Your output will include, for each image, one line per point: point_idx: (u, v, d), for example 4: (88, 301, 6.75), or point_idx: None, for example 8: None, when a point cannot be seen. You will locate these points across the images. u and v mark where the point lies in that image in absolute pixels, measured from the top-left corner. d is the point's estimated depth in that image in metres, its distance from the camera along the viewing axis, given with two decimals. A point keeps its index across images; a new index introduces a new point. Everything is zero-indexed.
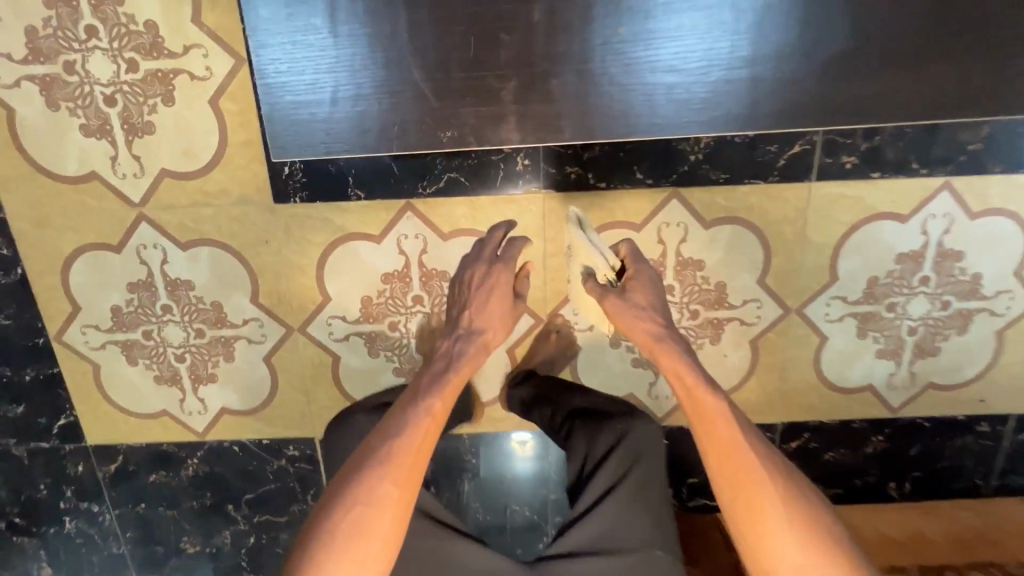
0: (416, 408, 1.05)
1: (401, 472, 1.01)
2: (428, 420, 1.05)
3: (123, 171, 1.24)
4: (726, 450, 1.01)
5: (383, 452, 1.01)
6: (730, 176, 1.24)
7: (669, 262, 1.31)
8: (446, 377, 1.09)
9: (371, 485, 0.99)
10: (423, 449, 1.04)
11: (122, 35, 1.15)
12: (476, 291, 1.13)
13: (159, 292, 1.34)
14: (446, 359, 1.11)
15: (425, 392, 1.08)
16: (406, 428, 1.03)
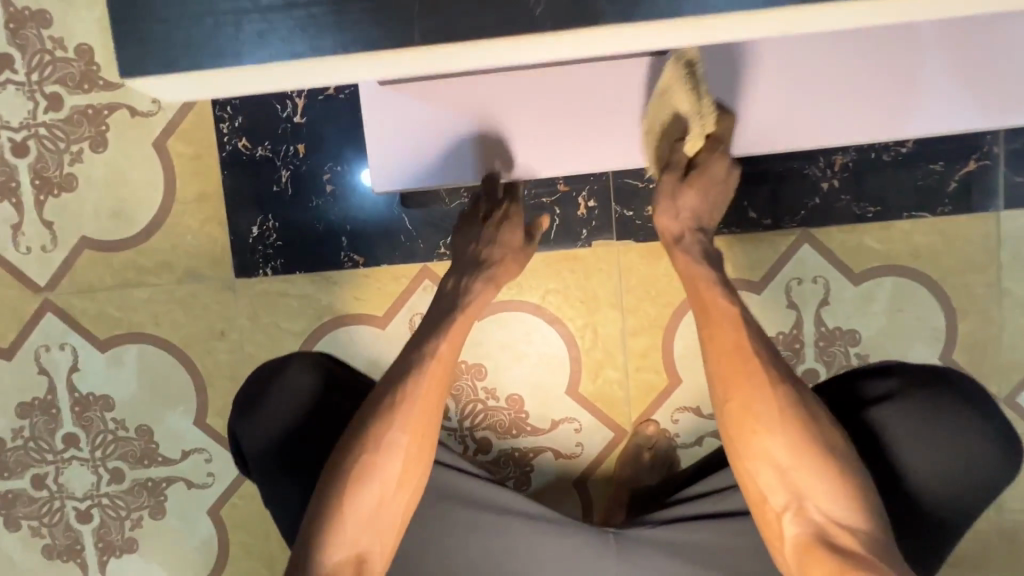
0: (412, 350, 0.65)
1: (413, 435, 0.63)
2: (438, 369, 0.64)
3: (28, 243, 0.89)
4: (730, 381, 0.60)
5: (371, 413, 0.63)
6: (882, 210, 0.87)
7: (807, 335, 0.89)
8: (464, 303, 0.68)
9: (374, 432, 0.62)
10: (430, 404, 0.63)
11: (45, 64, 0.86)
12: (491, 257, 0.70)
13: (61, 415, 0.91)
14: (453, 279, 0.70)
15: (424, 328, 0.67)
16: (405, 377, 0.63)
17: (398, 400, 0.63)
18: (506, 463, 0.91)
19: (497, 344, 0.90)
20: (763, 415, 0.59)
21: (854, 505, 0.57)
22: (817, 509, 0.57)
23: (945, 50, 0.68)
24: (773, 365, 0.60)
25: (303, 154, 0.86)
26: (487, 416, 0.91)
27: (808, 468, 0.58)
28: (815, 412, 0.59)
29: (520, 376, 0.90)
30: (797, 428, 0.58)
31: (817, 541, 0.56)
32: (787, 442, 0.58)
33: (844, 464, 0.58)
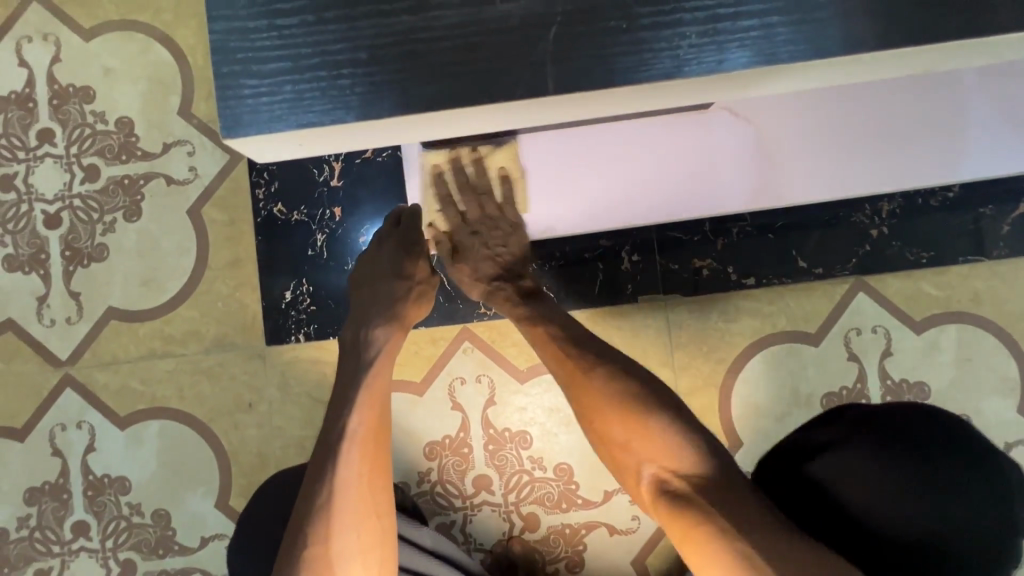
0: (332, 429, 0.58)
1: (360, 509, 0.57)
2: (365, 435, 0.59)
3: (52, 315, 0.86)
4: (570, 373, 0.64)
5: (306, 511, 0.55)
6: (936, 256, 0.84)
7: (872, 389, 0.84)
8: (371, 360, 0.64)
9: (311, 486, 0.56)
10: (368, 441, 0.59)
11: (84, 137, 0.87)
12: (396, 308, 0.68)
13: (72, 501, 0.84)
14: (357, 335, 0.65)
15: (342, 392, 0.61)
16: (329, 465, 0.56)
17: (332, 481, 0.56)
18: (556, 542, 0.83)
19: (543, 410, 0.84)
20: (596, 390, 0.61)
21: (702, 465, 0.56)
22: (660, 475, 0.57)
23: (993, 100, 0.77)
24: (611, 354, 0.64)
25: (339, 217, 0.85)
26: (534, 489, 0.84)
27: (643, 433, 0.58)
28: (667, 394, 0.61)
29: (568, 443, 0.84)
30: (621, 396, 0.60)
31: (669, 501, 0.55)
32: (615, 408, 0.60)
33: (682, 433, 0.58)
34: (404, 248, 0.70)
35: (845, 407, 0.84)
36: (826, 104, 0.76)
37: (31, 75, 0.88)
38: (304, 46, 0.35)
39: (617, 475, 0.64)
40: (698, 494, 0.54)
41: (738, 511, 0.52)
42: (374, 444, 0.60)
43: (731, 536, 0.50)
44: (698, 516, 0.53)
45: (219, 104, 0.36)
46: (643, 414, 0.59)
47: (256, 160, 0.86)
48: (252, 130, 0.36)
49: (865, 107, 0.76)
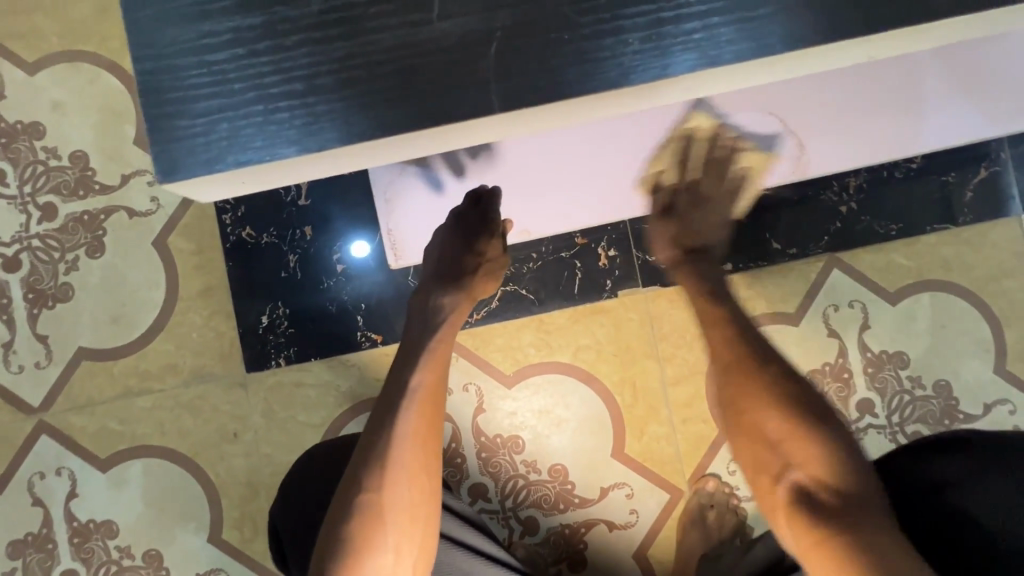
0: (397, 384, 0.63)
1: (413, 465, 0.59)
2: (427, 394, 0.63)
3: (20, 361, 0.83)
4: (741, 372, 0.60)
5: (366, 456, 0.58)
6: (904, 227, 0.86)
7: (853, 363, 0.85)
8: (436, 328, 0.68)
9: (376, 428, 0.60)
10: (430, 397, 0.63)
11: (38, 175, 0.84)
12: (463, 283, 0.71)
13: (58, 550, 0.82)
14: (429, 302, 0.70)
15: (413, 348, 0.66)
16: (391, 415, 0.60)
17: (393, 428, 0.59)
18: (557, 543, 0.83)
19: (533, 412, 0.84)
20: (752, 385, 0.59)
21: (853, 476, 0.53)
22: (806, 482, 0.54)
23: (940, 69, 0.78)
24: (769, 355, 0.61)
25: (310, 236, 0.83)
26: (531, 492, 0.83)
27: (799, 441, 0.55)
28: (808, 394, 0.58)
29: (561, 444, 0.84)
30: (782, 405, 0.57)
31: (807, 512, 0.53)
32: (777, 413, 0.57)
33: (836, 437, 0.55)
34: (479, 223, 0.73)
35: (828, 383, 0.85)
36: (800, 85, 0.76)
37: None
38: (236, 83, 0.40)
39: (744, 471, 0.60)
40: (846, 510, 0.51)
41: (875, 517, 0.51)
42: (434, 406, 0.63)
43: (862, 531, 0.50)
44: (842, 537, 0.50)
45: (155, 151, 0.40)
46: (815, 419, 0.56)
47: None
48: (186, 172, 0.40)
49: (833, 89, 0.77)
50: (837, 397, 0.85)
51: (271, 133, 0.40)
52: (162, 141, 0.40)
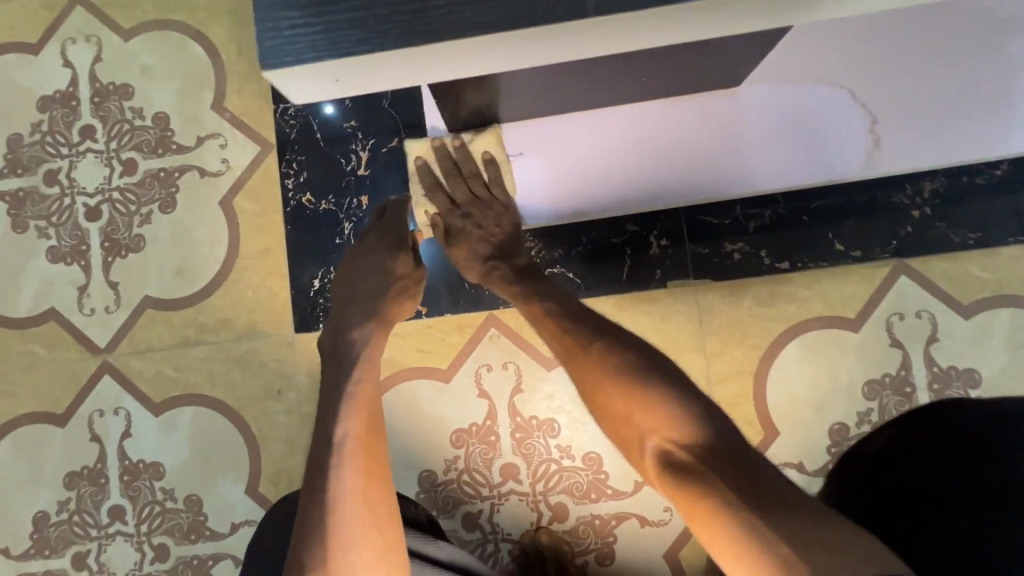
0: (322, 440, 0.55)
1: (362, 523, 0.52)
2: (359, 443, 0.55)
3: (92, 304, 0.88)
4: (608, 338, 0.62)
5: (307, 528, 0.51)
6: (984, 236, 0.80)
7: (917, 377, 0.80)
8: (350, 366, 0.59)
9: (308, 498, 0.52)
10: (359, 447, 0.55)
11: (124, 132, 0.90)
12: (403, 292, 0.68)
13: (109, 485, 0.86)
14: (339, 340, 0.62)
15: (334, 391, 0.58)
16: (321, 483, 0.52)
17: (333, 484, 0.52)
18: (585, 533, 0.81)
19: (571, 398, 0.83)
20: (601, 367, 0.60)
21: (697, 434, 0.53)
22: (663, 445, 0.54)
23: None
24: (617, 333, 0.62)
25: (366, 206, 0.85)
26: (562, 478, 0.82)
27: (641, 401, 0.56)
28: (656, 361, 0.59)
29: (597, 432, 0.82)
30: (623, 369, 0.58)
31: (675, 473, 0.52)
32: (615, 383, 0.58)
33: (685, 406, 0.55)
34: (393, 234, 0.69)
35: (888, 396, 0.80)
36: (866, 60, 0.71)
37: (74, 75, 0.91)
38: None
39: (624, 454, 0.61)
40: (709, 463, 0.51)
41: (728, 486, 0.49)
42: (368, 455, 0.56)
43: (726, 501, 0.48)
44: (696, 486, 0.50)
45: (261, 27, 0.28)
46: (642, 381, 0.57)
47: (286, 152, 0.87)
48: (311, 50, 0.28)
49: (900, 63, 0.71)
50: (896, 412, 0.80)
51: (374, 17, 0.28)
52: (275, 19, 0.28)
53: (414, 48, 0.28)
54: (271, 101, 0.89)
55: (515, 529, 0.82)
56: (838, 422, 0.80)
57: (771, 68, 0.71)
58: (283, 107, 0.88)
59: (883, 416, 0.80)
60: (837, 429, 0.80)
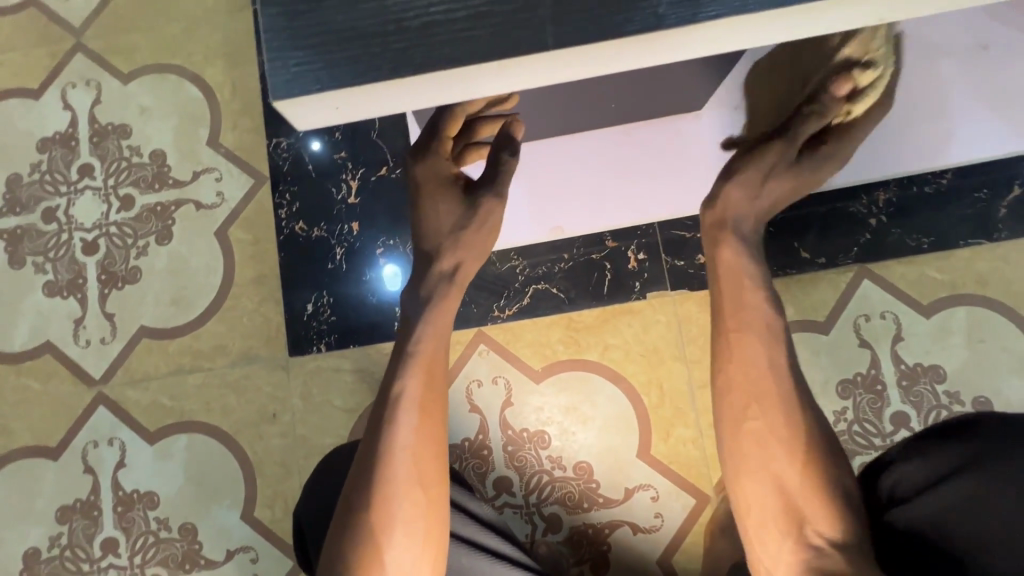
0: (385, 392, 0.59)
1: (410, 478, 0.56)
2: (417, 403, 0.58)
3: (88, 336, 0.90)
4: (751, 397, 0.61)
5: (362, 468, 0.56)
6: (936, 241, 0.86)
7: (886, 375, 0.84)
8: (420, 326, 0.61)
9: (371, 440, 0.57)
10: (420, 408, 0.58)
11: (121, 170, 0.94)
12: (464, 247, 0.64)
13: (102, 518, 0.86)
14: (414, 295, 0.63)
15: (400, 349, 0.60)
16: (380, 432, 0.56)
17: (388, 438, 0.56)
18: (580, 543, 0.83)
19: (560, 409, 0.85)
20: (775, 443, 0.60)
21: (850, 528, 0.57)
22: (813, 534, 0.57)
23: (968, 76, 0.81)
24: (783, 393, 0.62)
25: (357, 231, 0.89)
26: (555, 489, 0.84)
27: (792, 469, 0.59)
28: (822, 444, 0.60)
29: (587, 442, 0.85)
30: (774, 426, 0.60)
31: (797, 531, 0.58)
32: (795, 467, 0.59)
33: (838, 475, 0.59)
34: (444, 183, 0.65)
35: (861, 394, 0.84)
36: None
37: (73, 116, 0.96)
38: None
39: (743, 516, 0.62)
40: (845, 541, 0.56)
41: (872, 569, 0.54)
42: (425, 416, 0.58)
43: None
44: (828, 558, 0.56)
45: (268, 67, 0.32)
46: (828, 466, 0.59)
47: (279, 184, 0.92)
48: (312, 89, 0.32)
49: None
50: (870, 409, 0.84)
51: (367, 54, 0.32)
52: (276, 62, 0.32)
53: (404, 79, 0.32)
54: (264, 136, 0.93)
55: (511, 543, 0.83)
56: None
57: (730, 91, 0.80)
58: (275, 141, 0.92)
59: (858, 414, 0.84)
60: None
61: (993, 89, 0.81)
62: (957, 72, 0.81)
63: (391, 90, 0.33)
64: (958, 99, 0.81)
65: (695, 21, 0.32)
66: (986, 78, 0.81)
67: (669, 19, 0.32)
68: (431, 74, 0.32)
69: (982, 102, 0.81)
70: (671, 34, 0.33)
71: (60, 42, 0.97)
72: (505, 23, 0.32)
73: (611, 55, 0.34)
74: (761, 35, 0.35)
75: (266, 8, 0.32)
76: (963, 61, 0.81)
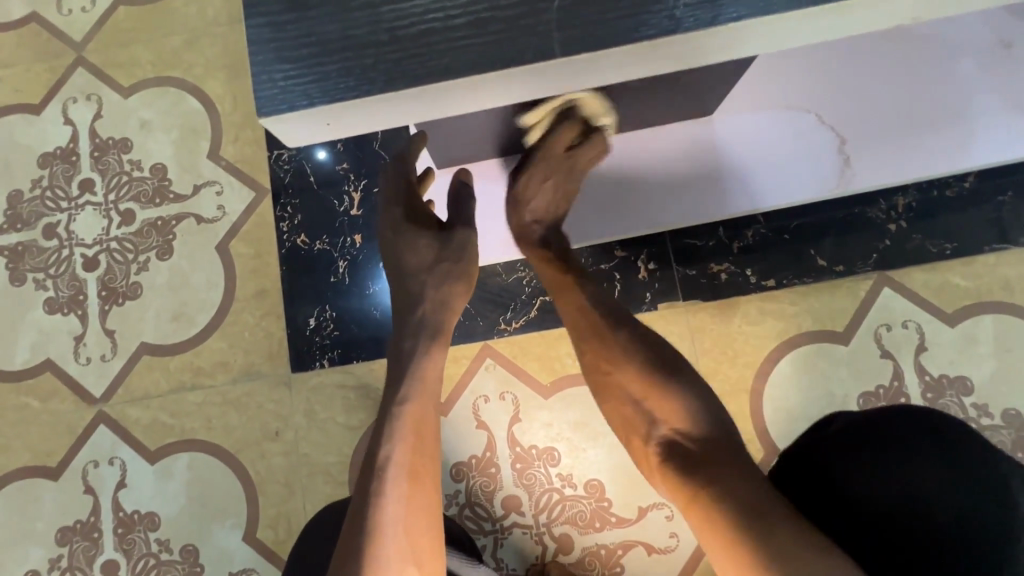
0: (371, 457, 0.54)
1: (400, 554, 0.50)
2: (406, 469, 0.53)
3: (88, 354, 0.89)
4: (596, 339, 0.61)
5: (351, 539, 0.50)
6: (959, 246, 0.82)
7: (910, 388, 0.81)
8: (408, 380, 0.57)
9: (359, 509, 0.51)
10: (412, 474, 0.53)
11: (122, 184, 0.93)
12: (449, 275, 0.63)
13: (103, 539, 0.84)
14: (396, 354, 0.60)
15: (385, 409, 0.56)
16: (370, 500, 0.51)
17: (377, 508, 0.51)
18: (592, 564, 0.80)
19: (569, 425, 0.83)
20: (618, 372, 0.59)
21: (741, 479, 0.49)
22: (681, 448, 0.53)
23: (991, 76, 0.78)
24: (626, 326, 0.61)
25: (360, 244, 0.87)
26: (565, 508, 0.81)
27: (652, 396, 0.56)
28: (679, 375, 0.57)
29: (598, 459, 0.82)
30: (643, 372, 0.57)
31: (671, 456, 0.53)
32: (646, 395, 0.56)
33: (693, 412, 0.54)
34: (416, 216, 0.65)
35: None
36: (825, 83, 0.78)
37: (74, 131, 0.95)
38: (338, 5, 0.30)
39: (642, 467, 0.59)
40: (707, 453, 0.52)
41: (776, 525, 0.45)
42: (419, 481, 0.54)
43: (768, 532, 0.44)
44: (696, 466, 0.51)
45: (255, 85, 0.30)
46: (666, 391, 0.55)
47: (280, 196, 0.90)
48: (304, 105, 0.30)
49: (858, 83, 0.78)
50: None
51: (359, 66, 0.30)
52: (266, 77, 0.30)
53: (399, 92, 0.30)
54: (266, 149, 0.92)
55: (520, 565, 0.80)
56: None
57: (735, 96, 0.78)
58: (277, 153, 0.91)
59: None
60: None
61: (1015, 88, 0.78)
62: (978, 71, 0.78)
63: (386, 104, 0.31)
64: (980, 98, 0.78)
65: (715, 24, 0.30)
66: (1008, 76, 0.78)
67: (686, 22, 0.30)
68: (430, 84, 0.30)
69: (1005, 101, 0.78)
70: (688, 38, 0.31)
71: (60, 58, 0.97)
72: (510, 30, 0.30)
73: (624, 61, 0.31)
74: (785, 35, 0.33)
75: (250, 17, 0.30)
76: (984, 59, 0.78)
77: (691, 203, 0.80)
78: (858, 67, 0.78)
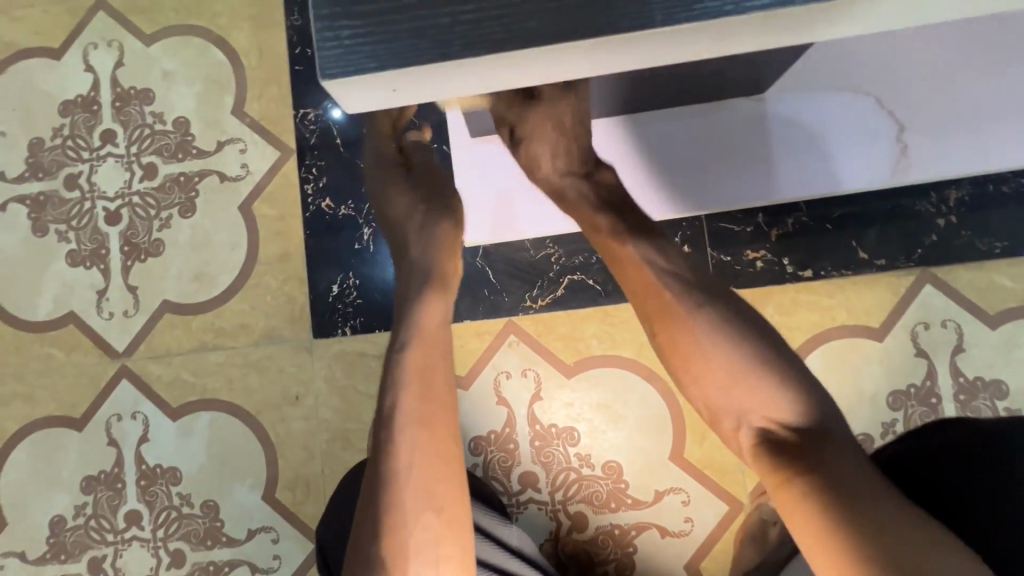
0: (380, 409, 0.53)
1: (418, 499, 0.49)
2: (416, 416, 0.51)
3: (111, 308, 0.88)
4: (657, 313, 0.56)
5: (369, 489, 0.50)
6: (1010, 245, 0.79)
7: (942, 388, 0.79)
8: (409, 326, 0.56)
9: (376, 461, 0.51)
10: (423, 420, 0.52)
11: (144, 137, 0.90)
12: (423, 220, 0.62)
13: (126, 490, 0.86)
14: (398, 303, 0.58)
15: (388, 360, 0.55)
16: (384, 450, 0.51)
17: (392, 460, 0.50)
18: (605, 543, 0.80)
19: (590, 406, 0.82)
20: (692, 339, 0.53)
21: (831, 456, 0.46)
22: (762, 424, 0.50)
23: None
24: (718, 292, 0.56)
25: None
26: (582, 487, 0.81)
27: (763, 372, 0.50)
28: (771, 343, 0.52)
29: (617, 441, 0.81)
30: (731, 340, 0.52)
31: (770, 450, 0.49)
32: (726, 362, 0.52)
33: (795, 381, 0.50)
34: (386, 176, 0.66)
35: (912, 406, 0.79)
36: (888, 66, 0.74)
37: (95, 79, 0.92)
38: None
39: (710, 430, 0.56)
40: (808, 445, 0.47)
41: (866, 509, 0.43)
42: (431, 427, 0.52)
43: (863, 510, 0.43)
44: (782, 459, 0.47)
45: (320, 49, 0.28)
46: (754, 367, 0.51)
47: (305, 156, 0.88)
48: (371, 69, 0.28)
49: (923, 66, 0.74)
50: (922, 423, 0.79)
51: (433, 27, 0.28)
52: (332, 39, 0.28)
53: (475, 58, 0.28)
54: (291, 107, 0.89)
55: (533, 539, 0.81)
56: (863, 433, 0.79)
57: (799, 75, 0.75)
58: (303, 112, 0.88)
59: (908, 427, 0.79)
60: (861, 440, 0.79)
61: None
62: None
63: (458, 71, 0.29)
64: None
65: None
66: None
67: None
68: (509, 51, 0.28)
69: None
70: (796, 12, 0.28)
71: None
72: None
73: (720, 34, 0.29)
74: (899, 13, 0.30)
75: None
76: None
77: (739, 182, 0.78)
78: (923, 49, 0.74)
